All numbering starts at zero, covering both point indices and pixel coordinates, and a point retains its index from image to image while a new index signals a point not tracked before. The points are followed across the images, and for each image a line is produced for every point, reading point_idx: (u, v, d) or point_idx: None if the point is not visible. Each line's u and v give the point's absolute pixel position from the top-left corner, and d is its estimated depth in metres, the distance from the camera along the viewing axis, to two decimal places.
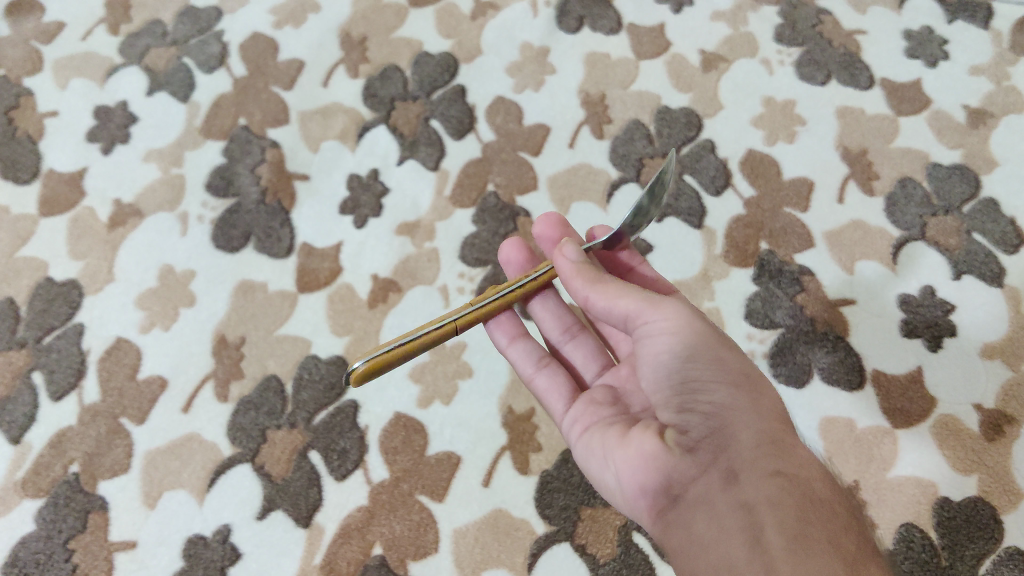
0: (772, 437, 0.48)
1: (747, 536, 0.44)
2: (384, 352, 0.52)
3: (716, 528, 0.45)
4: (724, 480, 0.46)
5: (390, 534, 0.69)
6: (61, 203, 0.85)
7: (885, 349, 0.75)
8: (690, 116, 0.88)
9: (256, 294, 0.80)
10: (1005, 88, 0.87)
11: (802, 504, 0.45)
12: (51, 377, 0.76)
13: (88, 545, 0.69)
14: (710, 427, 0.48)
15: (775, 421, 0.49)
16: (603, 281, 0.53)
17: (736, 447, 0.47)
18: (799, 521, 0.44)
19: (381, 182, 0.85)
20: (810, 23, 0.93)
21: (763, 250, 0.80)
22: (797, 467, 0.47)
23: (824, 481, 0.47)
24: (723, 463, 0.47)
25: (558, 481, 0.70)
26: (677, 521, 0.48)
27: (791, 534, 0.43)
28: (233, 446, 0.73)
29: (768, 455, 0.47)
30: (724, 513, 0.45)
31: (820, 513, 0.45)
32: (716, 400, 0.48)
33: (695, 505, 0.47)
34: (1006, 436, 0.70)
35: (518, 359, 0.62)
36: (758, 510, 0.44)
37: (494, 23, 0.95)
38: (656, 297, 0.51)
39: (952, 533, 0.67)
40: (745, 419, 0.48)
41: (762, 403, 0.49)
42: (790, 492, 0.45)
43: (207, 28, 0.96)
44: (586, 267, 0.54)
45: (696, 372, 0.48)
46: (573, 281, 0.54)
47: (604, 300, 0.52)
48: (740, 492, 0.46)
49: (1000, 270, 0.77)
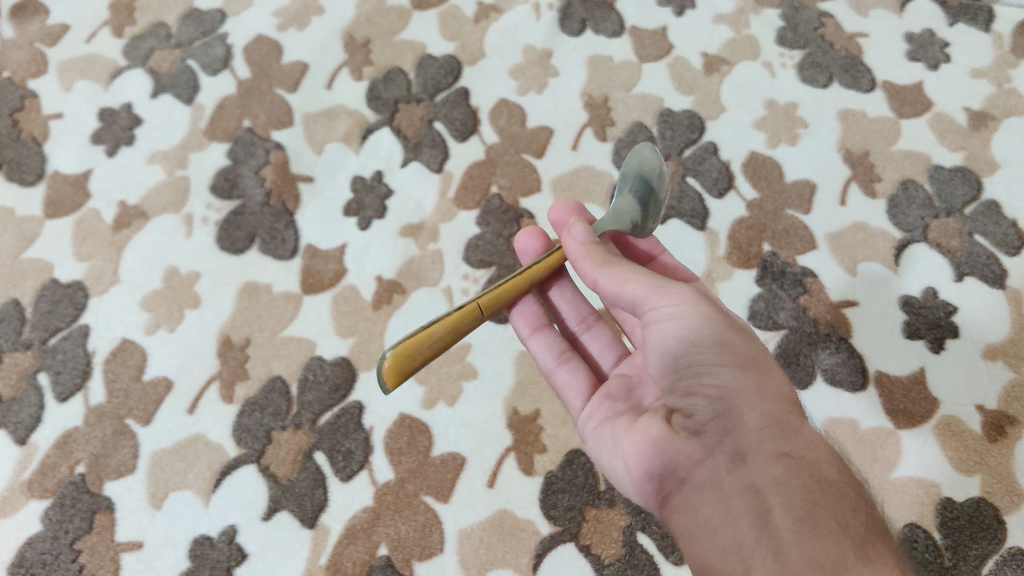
0: (779, 419, 0.46)
1: (753, 518, 0.43)
2: (408, 338, 0.48)
3: (721, 512, 0.44)
4: (730, 462, 0.46)
5: (395, 534, 0.69)
6: (66, 204, 0.85)
7: (888, 350, 0.75)
8: (693, 118, 0.88)
9: (261, 295, 0.80)
10: (1006, 90, 0.87)
11: (809, 486, 0.44)
12: (57, 378, 0.76)
13: (95, 545, 0.69)
14: (715, 410, 0.47)
15: (782, 403, 0.48)
16: (611, 264, 0.53)
17: (742, 430, 0.46)
18: (805, 503, 0.43)
19: (385, 184, 0.86)
20: (811, 26, 0.93)
21: (767, 251, 0.80)
22: (805, 449, 0.46)
23: (831, 462, 0.46)
24: (730, 446, 0.46)
25: (562, 482, 0.70)
26: (682, 505, 0.47)
27: (798, 517, 0.42)
28: (239, 446, 0.73)
29: (775, 436, 0.46)
30: (730, 495, 0.44)
31: (827, 494, 0.44)
32: (721, 383, 0.47)
33: (701, 488, 0.46)
34: (1009, 437, 0.71)
35: (539, 352, 0.63)
36: (765, 492, 0.44)
37: (498, 26, 0.95)
38: (664, 282, 0.51)
39: (955, 533, 0.67)
40: (752, 401, 0.47)
41: (768, 384, 0.48)
42: (797, 474, 0.44)
43: (211, 30, 0.96)
44: (594, 251, 0.54)
45: (701, 356, 0.48)
46: (581, 264, 0.54)
47: (611, 283, 0.52)
48: (747, 474, 0.45)
49: (1002, 272, 0.77)
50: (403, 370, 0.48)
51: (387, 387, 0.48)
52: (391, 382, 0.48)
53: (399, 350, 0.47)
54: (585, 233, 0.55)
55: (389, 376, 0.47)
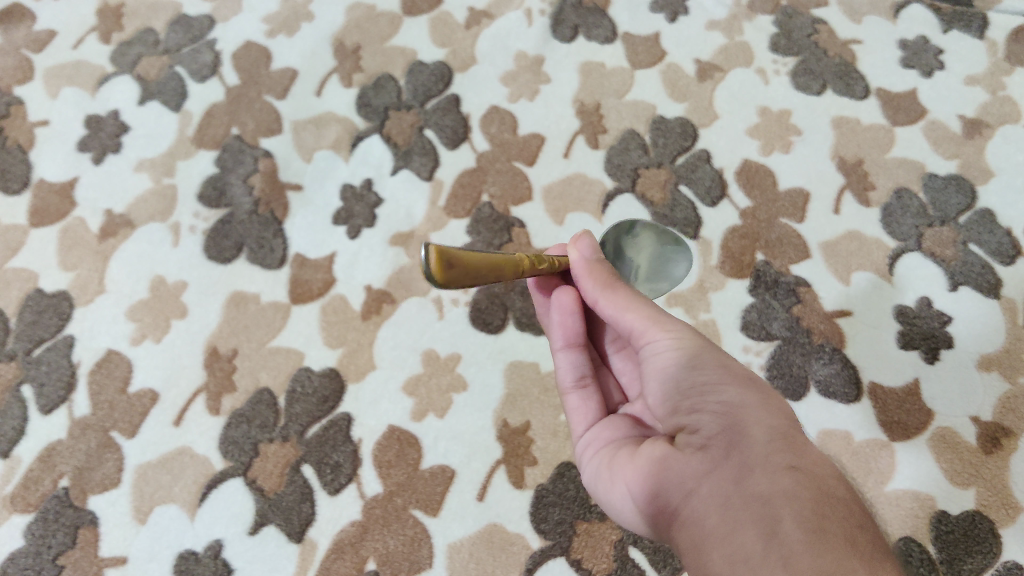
0: (785, 433, 0.44)
1: (760, 528, 0.39)
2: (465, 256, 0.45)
3: (726, 522, 0.40)
4: (736, 473, 0.42)
5: (383, 549, 0.68)
6: (51, 213, 0.84)
7: (882, 361, 0.75)
8: (686, 126, 0.88)
9: (248, 305, 0.79)
10: (1000, 98, 0.87)
11: (818, 498, 0.40)
12: (41, 390, 0.75)
13: (78, 561, 0.68)
14: (721, 424, 0.45)
15: (787, 420, 0.46)
16: (614, 288, 0.55)
17: (748, 443, 0.44)
18: (815, 515, 0.39)
19: (375, 192, 0.85)
20: (805, 33, 0.92)
21: (759, 260, 0.80)
22: (811, 464, 0.43)
23: (839, 480, 0.43)
24: (735, 459, 0.43)
25: (553, 495, 0.69)
26: (687, 523, 0.43)
27: (809, 527, 0.38)
28: (225, 459, 0.72)
29: (782, 449, 0.43)
30: (737, 506, 0.41)
31: (838, 509, 0.40)
32: (725, 398, 0.46)
33: (708, 500, 0.42)
34: (1004, 449, 0.70)
35: (563, 367, 0.60)
36: (774, 502, 0.40)
37: (489, 32, 0.95)
38: (663, 314, 0.53)
39: (950, 547, 0.67)
40: (755, 415, 0.45)
41: (772, 400, 0.47)
42: (805, 485, 0.41)
43: (199, 37, 0.95)
44: (599, 271, 0.56)
45: (704, 375, 0.48)
46: (584, 282, 0.56)
47: (612, 307, 0.54)
48: (753, 485, 0.41)
49: (996, 281, 0.77)
50: (449, 265, 0.44)
51: (432, 273, 0.43)
52: (434, 269, 0.43)
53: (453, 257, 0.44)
54: (590, 250, 0.58)
55: (434, 257, 0.43)
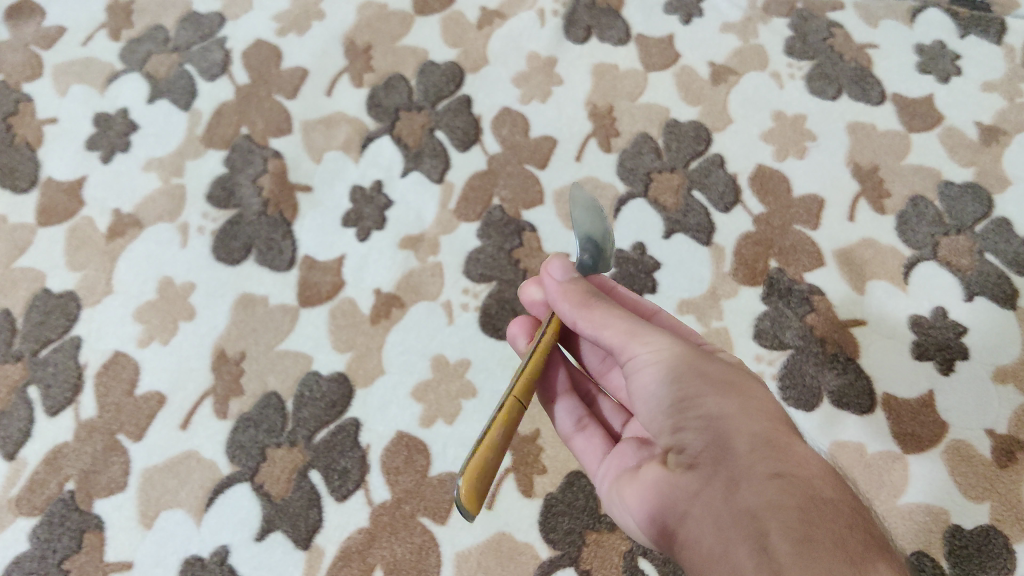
0: (767, 437, 0.43)
1: (751, 544, 0.38)
2: (474, 460, 0.44)
3: (720, 541, 0.39)
4: (724, 489, 0.41)
5: (391, 557, 0.67)
6: (59, 212, 0.84)
7: (896, 372, 0.74)
8: (700, 130, 0.87)
9: (257, 308, 0.78)
10: (1017, 105, 0.85)
11: (805, 505, 0.39)
12: (48, 392, 0.75)
13: (83, 565, 0.68)
14: (705, 439, 0.44)
15: (770, 421, 0.44)
16: (589, 305, 0.52)
17: (732, 455, 0.42)
18: (802, 523, 0.38)
19: (384, 194, 0.84)
20: (821, 36, 0.91)
21: (773, 268, 0.79)
22: (797, 467, 0.41)
23: (826, 479, 0.41)
24: (722, 473, 0.42)
25: (562, 504, 0.69)
26: (685, 543, 0.42)
27: (796, 537, 0.37)
28: (232, 464, 0.71)
29: (766, 456, 0.42)
30: (727, 523, 0.39)
31: (825, 512, 0.39)
32: (708, 410, 0.45)
33: (700, 518, 0.41)
34: (1019, 463, 0.69)
35: (560, 417, 0.60)
36: (762, 515, 0.39)
37: (501, 32, 0.93)
38: (640, 328, 0.50)
39: (964, 562, 0.66)
40: (737, 423, 0.44)
41: (751, 403, 0.45)
42: (791, 492, 0.39)
43: (209, 35, 0.94)
44: (572, 290, 0.54)
45: (685, 389, 0.46)
46: (561, 304, 0.54)
47: (590, 326, 0.52)
48: (741, 498, 0.40)
49: (1012, 291, 0.76)
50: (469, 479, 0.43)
51: (472, 512, 0.42)
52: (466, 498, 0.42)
53: (471, 474, 0.43)
54: (562, 272, 0.56)
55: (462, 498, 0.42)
